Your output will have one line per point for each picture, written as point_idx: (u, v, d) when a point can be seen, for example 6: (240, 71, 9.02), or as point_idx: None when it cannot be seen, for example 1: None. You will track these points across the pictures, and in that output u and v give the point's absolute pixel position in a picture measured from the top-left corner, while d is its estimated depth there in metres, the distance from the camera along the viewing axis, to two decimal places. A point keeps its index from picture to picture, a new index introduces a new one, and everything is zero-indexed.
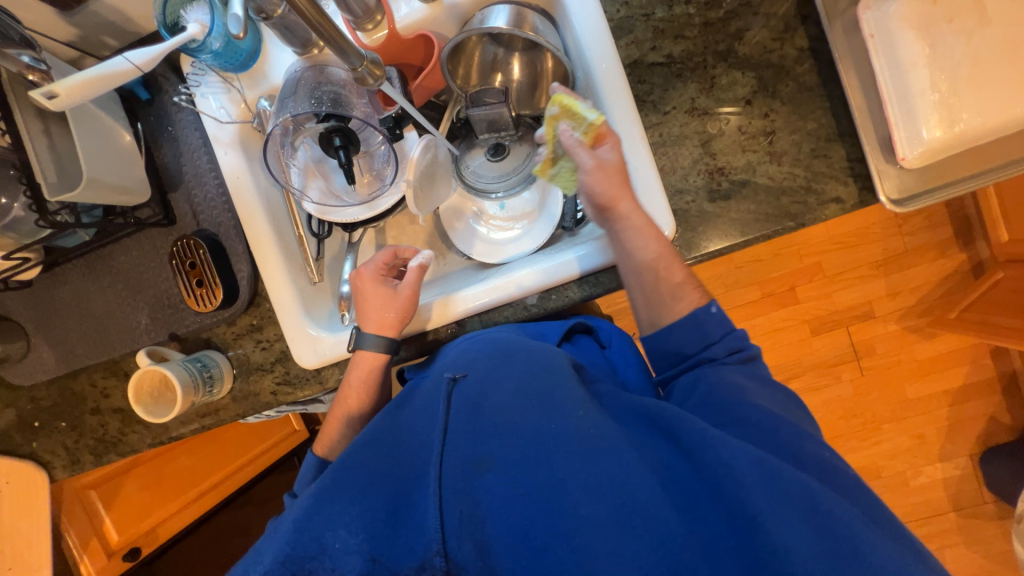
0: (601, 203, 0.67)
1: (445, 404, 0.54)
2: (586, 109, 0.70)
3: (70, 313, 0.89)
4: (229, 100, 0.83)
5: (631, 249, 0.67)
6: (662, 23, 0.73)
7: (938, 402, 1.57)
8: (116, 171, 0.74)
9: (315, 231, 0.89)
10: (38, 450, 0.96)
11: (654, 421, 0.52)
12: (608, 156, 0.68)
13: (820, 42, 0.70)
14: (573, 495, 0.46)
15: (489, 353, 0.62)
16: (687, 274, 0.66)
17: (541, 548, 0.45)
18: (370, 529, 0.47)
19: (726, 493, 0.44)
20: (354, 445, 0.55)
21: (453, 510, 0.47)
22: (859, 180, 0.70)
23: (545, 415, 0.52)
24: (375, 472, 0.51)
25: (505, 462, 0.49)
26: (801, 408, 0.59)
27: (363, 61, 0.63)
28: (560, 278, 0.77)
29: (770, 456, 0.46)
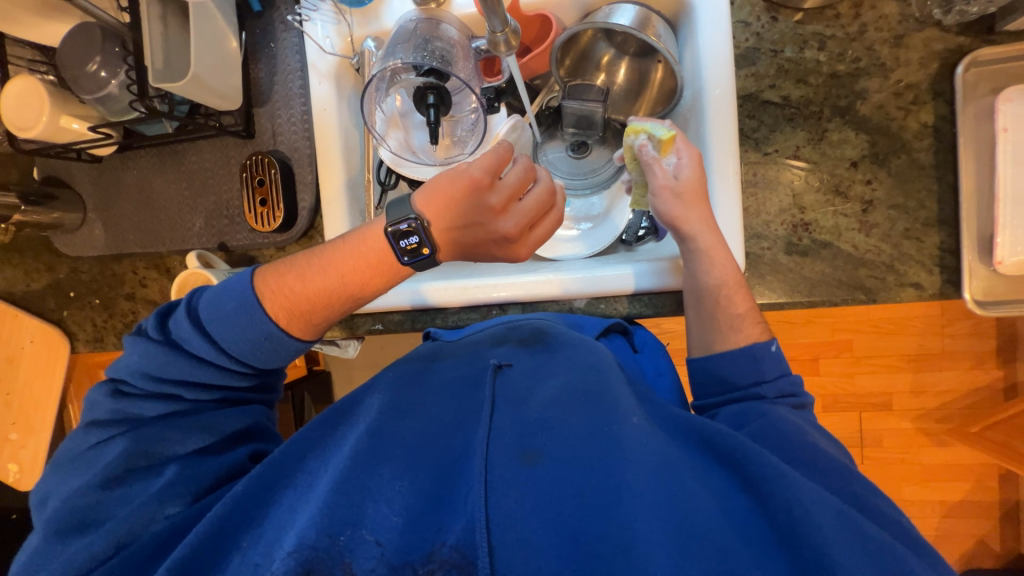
0: (667, 223, 0.68)
1: (490, 391, 0.58)
2: (658, 125, 0.71)
3: (131, 199, 0.90)
4: (336, 32, 0.82)
5: (698, 272, 0.67)
6: (788, 63, 0.71)
7: (932, 510, 1.53)
8: (217, 73, 0.75)
9: (383, 179, 0.88)
10: (67, 319, 0.99)
11: (711, 446, 0.51)
12: (685, 173, 0.67)
13: (946, 122, 0.67)
14: (628, 505, 0.46)
15: (534, 349, 0.68)
16: (751, 306, 0.66)
17: (591, 555, 0.44)
18: (410, 508, 0.49)
19: (799, 535, 0.42)
20: (400, 413, 0.59)
21: (497, 498, 0.48)
22: (946, 272, 0.67)
23: (597, 419, 0.53)
24: (418, 450, 0.54)
25: (555, 458, 0.51)
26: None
27: (506, 28, 0.60)
28: (608, 292, 0.77)
29: (848, 507, 0.45)
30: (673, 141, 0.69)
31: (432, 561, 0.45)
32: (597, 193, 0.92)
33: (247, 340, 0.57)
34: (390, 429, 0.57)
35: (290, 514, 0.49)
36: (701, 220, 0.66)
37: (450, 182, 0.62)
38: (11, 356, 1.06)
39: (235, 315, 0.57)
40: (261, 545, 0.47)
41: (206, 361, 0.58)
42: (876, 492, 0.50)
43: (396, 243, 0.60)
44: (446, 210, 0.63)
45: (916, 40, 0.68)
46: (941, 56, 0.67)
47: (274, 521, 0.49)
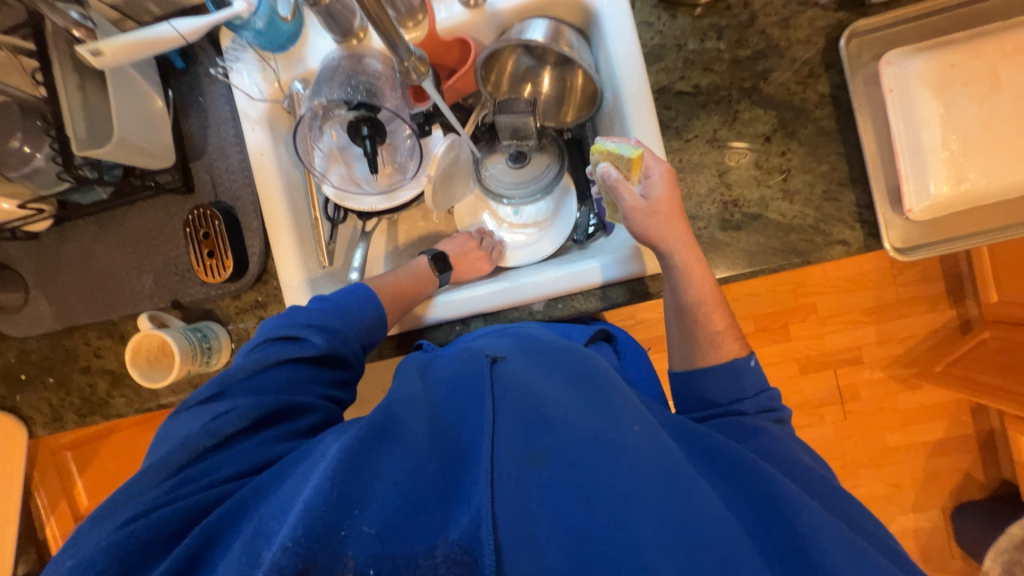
0: (643, 241, 0.69)
1: (490, 389, 0.55)
2: (624, 146, 0.70)
3: (74, 271, 0.88)
4: (263, 78, 0.83)
5: (678, 289, 0.69)
6: (693, 55, 0.76)
7: (918, 453, 1.58)
8: (144, 133, 0.75)
9: (331, 215, 0.90)
10: (20, 404, 0.94)
11: (715, 458, 0.53)
12: (655, 191, 0.68)
13: (842, 91, 0.72)
14: (636, 511, 0.45)
15: (526, 349, 0.66)
16: (729, 324, 0.69)
17: (598, 555, 0.43)
18: (411, 500, 0.45)
19: (805, 556, 0.44)
20: (394, 403, 0.53)
21: (503, 496, 0.46)
22: (866, 227, 0.72)
23: (605, 422, 0.52)
24: (421, 443, 0.50)
25: (561, 458, 0.48)
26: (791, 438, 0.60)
27: (411, 56, 0.61)
28: (579, 285, 0.79)
29: (860, 540, 0.46)
30: (642, 160, 0.69)
31: (436, 555, 0.42)
32: (545, 198, 0.97)
33: (361, 325, 0.71)
34: (393, 423, 0.51)
35: (288, 499, 0.44)
36: (678, 239, 0.68)
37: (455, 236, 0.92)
38: None
39: (352, 301, 0.73)
40: (275, 513, 0.44)
41: (294, 358, 0.62)
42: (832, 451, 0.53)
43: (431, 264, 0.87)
44: (457, 251, 0.90)
45: (802, 20, 0.74)
46: (825, 31, 0.73)
47: (285, 494, 0.46)
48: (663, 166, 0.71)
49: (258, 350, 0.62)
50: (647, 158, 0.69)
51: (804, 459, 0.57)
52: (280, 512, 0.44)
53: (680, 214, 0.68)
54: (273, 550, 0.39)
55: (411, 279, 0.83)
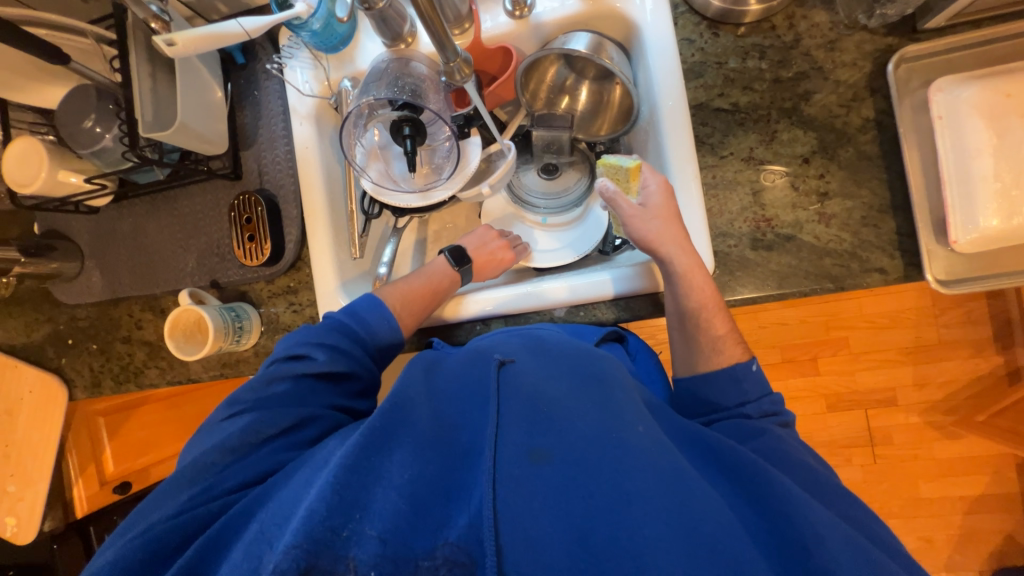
0: (643, 245, 0.71)
1: (496, 391, 0.56)
2: (625, 158, 0.76)
3: (127, 245, 0.94)
4: (314, 76, 0.88)
5: (679, 296, 0.70)
6: (733, 73, 0.76)
7: (954, 507, 1.48)
8: (202, 120, 0.80)
9: (366, 209, 0.93)
10: (65, 366, 1.01)
11: (721, 460, 0.54)
12: (652, 199, 0.72)
13: (887, 115, 0.71)
14: (636, 508, 0.45)
15: (530, 346, 0.66)
16: (730, 329, 0.69)
17: (600, 559, 0.43)
18: (416, 499, 0.46)
19: (812, 557, 0.45)
20: (402, 394, 0.55)
21: (507, 496, 0.46)
22: (906, 256, 0.70)
23: (606, 420, 0.53)
24: (430, 439, 0.52)
25: (563, 457, 0.49)
26: (797, 441, 0.61)
27: (457, 57, 0.64)
28: (589, 297, 0.79)
29: (861, 540, 0.48)
30: (640, 171, 0.74)
31: (438, 557, 0.43)
32: (575, 211, 0.96)
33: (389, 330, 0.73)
34: (399, 417, 0.52)
35: (294, 501, 0.47)
36: (677, 242, 0.69)
37: (475, 234, 0.91)
38: (12, 405, 1.08)
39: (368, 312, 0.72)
40: (275, 518, 0.46)
41: (307, 372, 0.63)
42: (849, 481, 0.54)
43: (451, 263, 0.85)
44: (476, 246, 0.89)
45: (848, 43, 0.73)
46: (872, 56, 0.73)
47: (288, 496, 0.49)
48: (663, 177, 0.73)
49: (276, 367, 0.64)
50: (646, 168, 0.74)
51: (810, 462, 0.57)
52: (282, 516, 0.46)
53: (678, 219, 0.70)
54: (285, 537, 0.42)
55: (423, 284, 0.81)
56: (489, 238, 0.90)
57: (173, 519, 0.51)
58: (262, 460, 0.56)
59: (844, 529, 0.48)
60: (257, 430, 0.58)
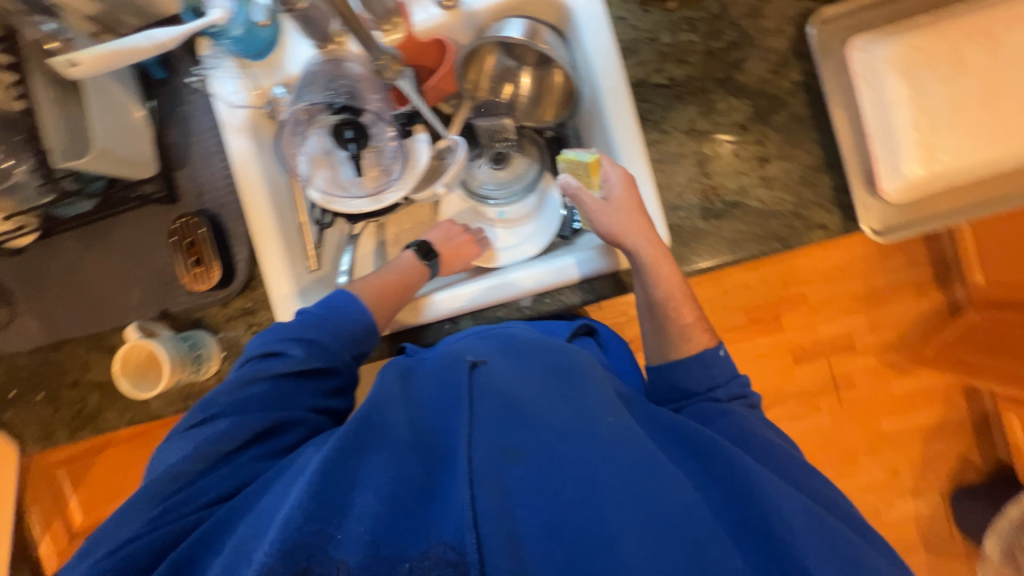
0: (610, 238, 0.73)
1: (468, 391, 0.55)
2: (582, 152, 0.74)
3: (62, 285, 0.88)
4: (243, 86, 0.84)
5: (648, 287, 0.73)
6: (667, 47, 0.78)
7: (913, 437, 1.59)
8: (123, 143, 0.75)
9: (317, 219, 0.90)
10: (9, 422, 0.94)
11: (686, 442, 0.57)
12: (614, 192, 0.71)
13: (813, 78, 0.74)
14: (607, 500, 0.47)
15: (501, 346, 0.67)
16: (698, 316, 0.73)
17: (574, 547, 0.45)
18: (395, 498, 0.46)
19: (773, 529, 0.48)
20: (376, 402, 0.55)
21: (484, 494, 0.46)
22: (844, 210, 0.73)
23: (578, 414, 0.54)
24: (406, 445, 0.51)
25: (536, 454, 0.50)
26: (759, 419, 0.65)
27: (383, 55, 0.63)
28: (554, 282, 0.79)
29: (817, 507, 0.51)
30: (600, 164, 0.72)
31: (428, 559, 0.43)
32: (530, 198, 0.96)
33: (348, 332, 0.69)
34: (372, 427, 0.52)
35: (269, 514, 0.46)
36: (643, 233, 0.71)
37: (440, 228, 0.90)
38: None
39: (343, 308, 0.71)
40: (254, 526, 0.46)
41: (274, 374, 0.62)
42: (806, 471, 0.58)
43: (418, 257, 0.85)
44: (442, 240, 0.89)
45: (771, 10, 0.76)
46: (794, 21, 0.75)
47: (265, 508, 0.48)
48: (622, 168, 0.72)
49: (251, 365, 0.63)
50: (605, 161, 0.72)
51: (770, 436, 0.61)
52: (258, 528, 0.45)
53: (641, 209, 0.71)
54: (264, 548, 0.42)
55: (395, 276, 0.80)
56: (454, 230, 0.90)
57: (142, 535, 0.48)
58: (225, 473, 0.53)
59: (801, 498, 0.51)
60: (223, 453, 0.55)
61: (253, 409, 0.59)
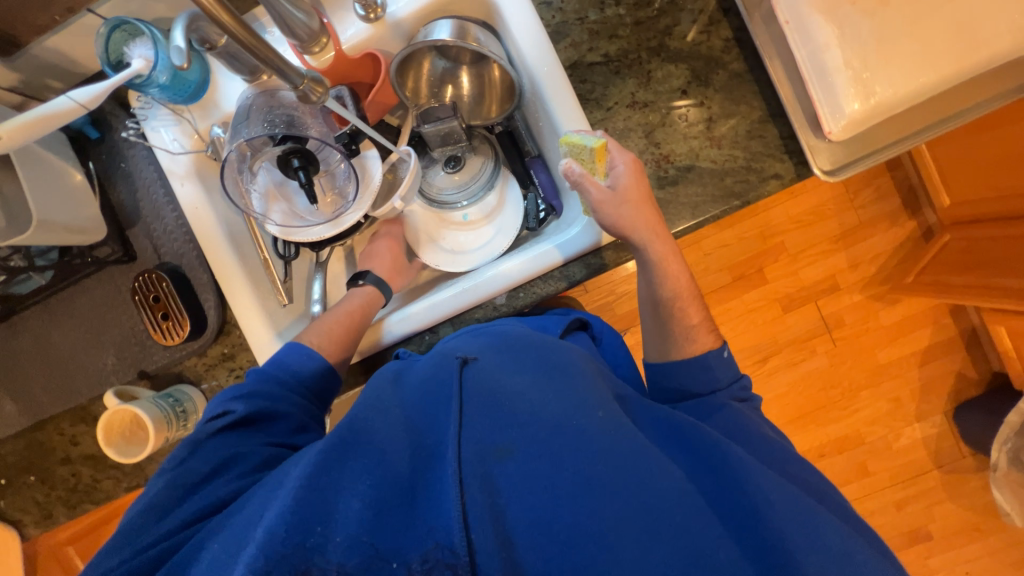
0: (614, 232, 0.71)
1: (457, 389, 0.55)
2: (586, 137, 0.71)
3: (32, 363, 0.86)
4: (181, 132, 0.82)
5: (654, 283, 0.73)
6: (596, 25, 0.78)
7: (908, 363, 1.62)
8: (66, 210, 0.73)
9: (282, 253, 0.89)
10: (7, 508, 0.92)
11: (682, 433, 0.59)
12: (621, 181, 0.70)
13: (743, 31, 0.76)
14: (598, 496, 0.47)
15: (495, 344, 0.66)
16: (704, 317, 0.74)
17: (567, 542, 0.45)
18: (381, 502, 0.46)
19: (761, 517, 0.50)
20: (362, 408, 0.54)
21: (475, 496, 0.47)
22: (794, 155, 0.75)
23: (568, 410, 0.54)
24: (391, 446, 0.51)
25: (527, 450, 0.50)
26: (754, 413, 0.67)
27: (304, 79, 0.59)
28: (542, 268, 0.80)
29: (805, 499, 0.53)
30: (606, 149, 0.69)
31: (428, 560, 0.44)
32: (490, 194, 0.95)
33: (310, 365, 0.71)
34: (358, 433, 0.51)
35: (247, 530, 0.46)
36: (650, 228, 0.70)
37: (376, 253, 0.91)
38: None
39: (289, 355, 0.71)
40: (224, 549, 0.46)
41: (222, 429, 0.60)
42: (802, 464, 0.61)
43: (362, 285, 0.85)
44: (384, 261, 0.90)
45: None
46: None
47: (242, 522, 0.48)
48: (629, 158, 0.72)
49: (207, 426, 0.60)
50: (610, 148, 0.70)
51: (766, 432, 0.63)
52: (227, 549, 0.46)
53: (649, 202, 0.70)
54: (245, 558, 0.43)
55: (340, 311, 0.80)
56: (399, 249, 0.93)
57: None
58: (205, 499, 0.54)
59: (790, 488, 0.54)
60: (213, 502, 0.54)
61: (240, 452, 0.59)
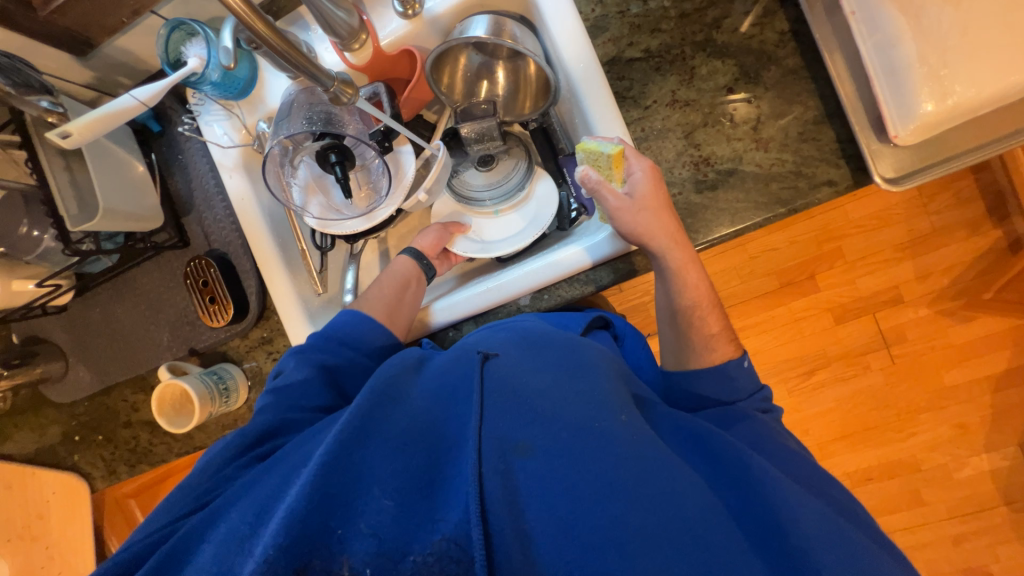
0: (631, 239, 0.68)
1: (479, 382, 0.56)
2: (603, 143, 0.70)
3: (101, 334, 0.95)
4: (231, 127, 0.86)
5: (672, 293, 0.70)
6: (638, 18, 0.74)
7: (980, 388, 1.46)
8: (128, 199, 0.79)
9: (319, 243, 0.92)
10: (79, 461, 1.04)
11: (704, 446, 0.58)
12: (638, 188, 0.68)
13: (800, 23, 0.70)
14: (622, 499, 0.46)
15: (517, 340, 0.66)
16: (723, 326, 0.71)
17: (588, 548, 0.44)
18: (400, 492, 0.47)
19: (787, 537, 0.49)
20: (383, 388, 0.55)
21: (496, 489, 0.47)
22: (852, 161, 0.68)
23: (589, 412, 0.53)
24: (408, 435, 0.52)
25: (548, 449, 0.50)
26: (777, 426, 0.66)
27: (335, 82, 0.61)
28: (568, 271, 0.78)
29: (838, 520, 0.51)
30: (623, 156, 0.68)
31: (431, 554, 0.44)
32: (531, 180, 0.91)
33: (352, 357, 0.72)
34: (379, 417, 0.52)
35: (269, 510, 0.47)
36: (668, 234, 0.68)
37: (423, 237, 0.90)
38: (41, 509, 1.11)
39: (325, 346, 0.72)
40: (247, 514, 0.48)
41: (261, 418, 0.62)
42: (829, 488, 0.58)
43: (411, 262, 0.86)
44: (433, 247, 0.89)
45: None
46: None
47: (259, 495, 0.50)
48: (646, 162, 0.70)
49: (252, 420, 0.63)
50: (628, 155, 0.69)
51: (789, 443, 0.63)
52: (254, 512, 0.48)
53: (665, 207, 0.68)
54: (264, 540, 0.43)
55: (392, 287, 0.82)
56: (446, 234, 0.91)
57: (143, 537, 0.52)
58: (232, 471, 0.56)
59: (821, 508, 0.52)
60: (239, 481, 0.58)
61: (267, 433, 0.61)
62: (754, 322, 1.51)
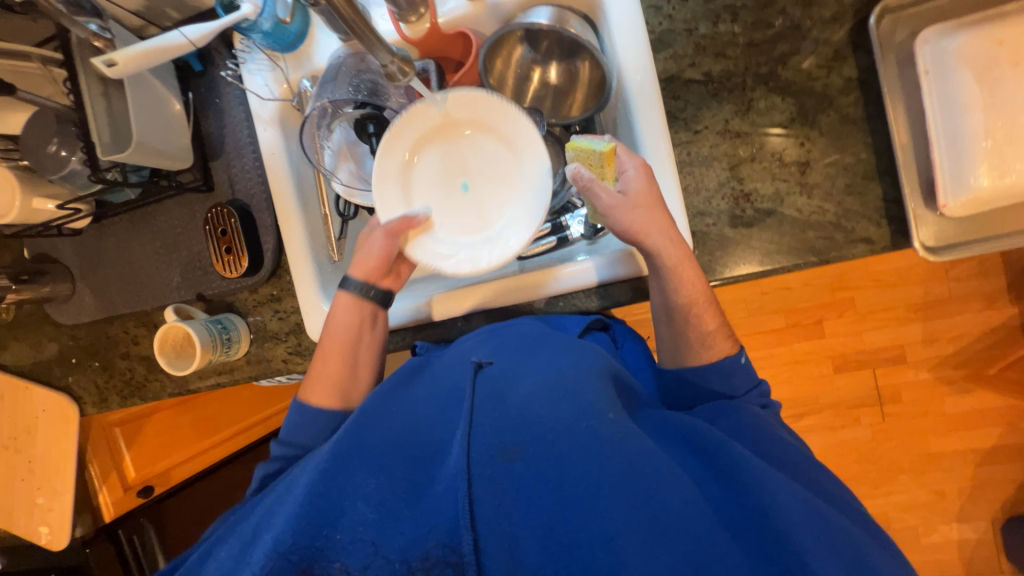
0: (628, 237, 0.66)
1: (471, 391, 0.56)
2: (594, 140, 0.68)
3: (112, 264, 0.95)
4: (273, 79, 0.85)
5: (667, 290, 0.68)
6: (705, 39, 0.72)
7: (965, 459, 1.46)
8: (161, 136, 0.78)
9: (341, 211, 0.91)
10: (73, 385, 1.05)
11: (692, 441, 0.56)
12: (631, 185, 0.67)
13: (870, 73, 0.68)
14: (606, 500, 0.46)
15: (511, 349, 0.65)
16: (719, 323, 0.69)
17: (571, 549, 0.45)
18: (386, 505, 0.47)
19: (790, 552, 0.46)
20: (368, 411, 0.56)
21: (483, 496, 0.47)
22: (894, 223, 0.67)
23: (576, 413, 0.52)
24: (391, 449, 0.52)
25: (535, 453, 0.49)
26: (774, 421, 0.66)
27: (394, 58, 0.60)
28: (573, 287, 0.77)
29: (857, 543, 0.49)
30: (615, 154, 0.68)
31: (427, 557, 0.45)
32: (484, 149, 0.79)
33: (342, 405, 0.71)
34: (367, 434, 0.53)
35: (265, 522, 0.48)
36: (662, 231, 0.65)
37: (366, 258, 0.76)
38: (26, 427, 1.11)
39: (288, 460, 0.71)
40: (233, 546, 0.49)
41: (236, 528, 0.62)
42: None
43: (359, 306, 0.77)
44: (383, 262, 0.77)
45: None
46: (854, 10, 0.68)
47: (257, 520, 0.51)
48: (639, 159, 0.69)
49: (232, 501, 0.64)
50: (620, 152, 0.68)
51: (781, 435, 0.62)
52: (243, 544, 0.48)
53: (661, 206, 0.66)
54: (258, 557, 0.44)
55: (338, 352, 0.75)
56: (396, 240, 0.76)
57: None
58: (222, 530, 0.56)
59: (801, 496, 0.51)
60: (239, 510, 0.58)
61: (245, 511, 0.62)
62: (755, 358, 1.50)
